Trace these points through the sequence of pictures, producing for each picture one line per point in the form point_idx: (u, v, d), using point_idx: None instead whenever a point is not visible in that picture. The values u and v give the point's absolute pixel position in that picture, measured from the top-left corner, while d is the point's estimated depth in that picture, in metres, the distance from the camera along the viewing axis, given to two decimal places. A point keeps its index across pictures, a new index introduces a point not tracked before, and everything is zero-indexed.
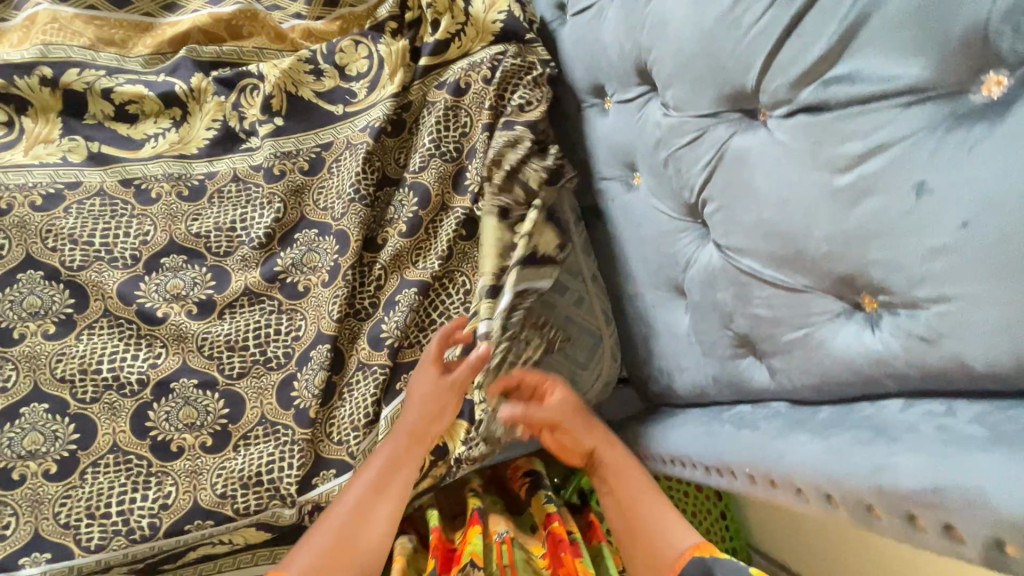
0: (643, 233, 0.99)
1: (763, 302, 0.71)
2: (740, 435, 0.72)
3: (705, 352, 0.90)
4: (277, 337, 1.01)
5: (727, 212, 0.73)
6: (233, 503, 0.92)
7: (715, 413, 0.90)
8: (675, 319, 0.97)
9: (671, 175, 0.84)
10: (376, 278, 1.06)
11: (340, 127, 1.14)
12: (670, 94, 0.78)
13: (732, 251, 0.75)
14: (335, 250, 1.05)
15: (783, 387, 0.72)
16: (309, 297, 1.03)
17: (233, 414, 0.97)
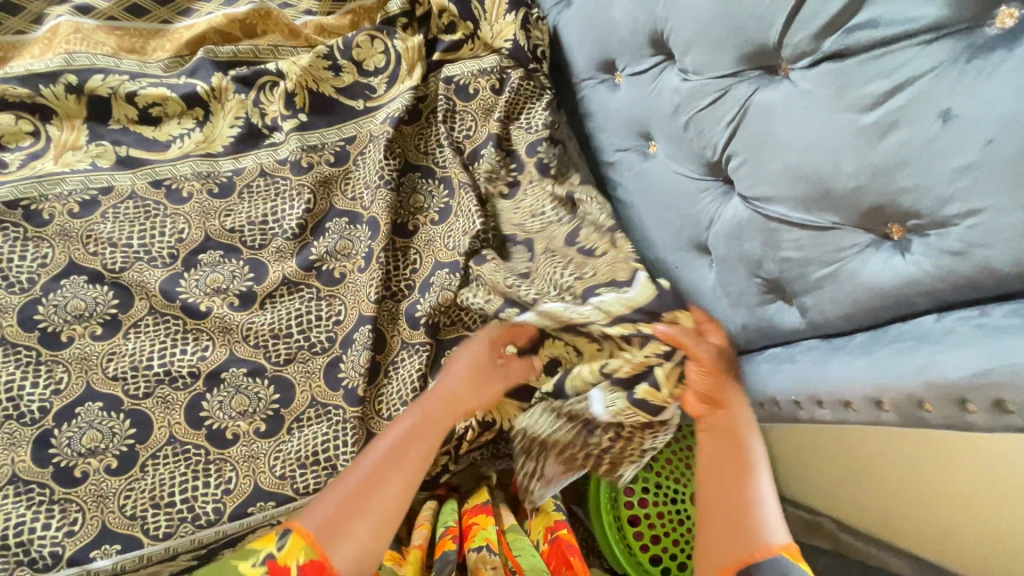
0: (661, 198, 1.04)
1: (793, 244, 0.76)
2: (779, 368, 0.78)
3: (734, 304, 0.95)
4: (319, 323, 1.04)
5: (753, 164, 0.78)
6: (292, 483, 0.94)
7: (746, 359, 0.95)
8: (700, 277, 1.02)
9: (692, 137, 0.89)
10: (411, 262, 1.09)
11: (362, 123, 1.18)
12: (689, 59, 0.83)
13: (758, 201, 0.80)
14: (369, 236, 1.08)
15: (816, 323, 0.78)
16: (346, 282, 1.06)
17: (284, 399, 0.99)
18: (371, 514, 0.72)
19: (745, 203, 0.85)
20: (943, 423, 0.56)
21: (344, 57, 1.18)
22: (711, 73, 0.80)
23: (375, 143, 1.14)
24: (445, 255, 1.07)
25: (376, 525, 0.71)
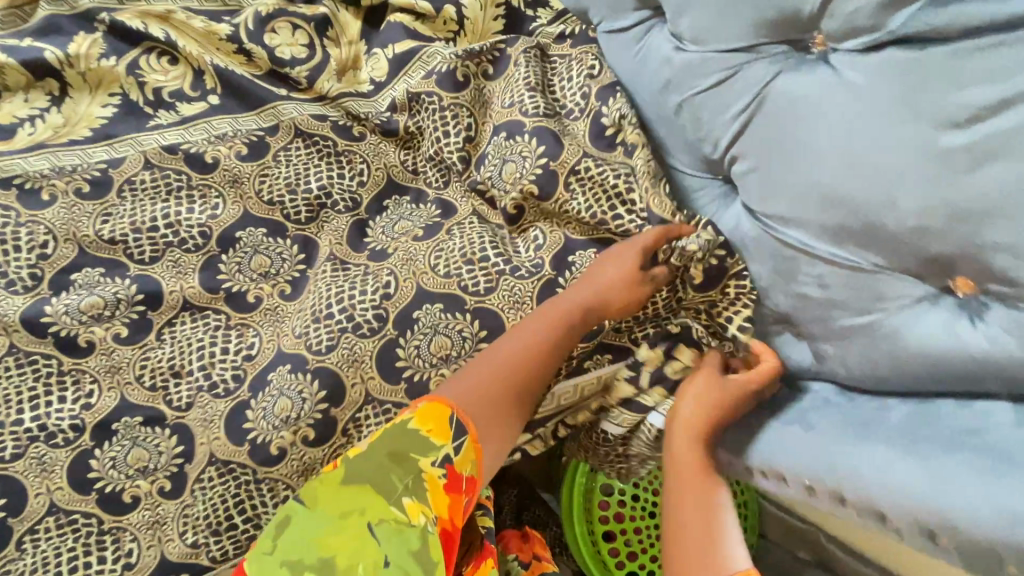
0: None
1: (810, 280, 0.59)
2: (787, 431, 0.63)
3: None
4: (223, 358, 0.84)
5: (766, 172, 0.59)
6: (206, 551, 0.78)
7: None
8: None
9: (687, 127, 0.68)
10: (342, 290, 0.84)
11: (281, 112, 0.93)
12: (683, 24, 0.62)
13: (771, 220, 0.61)
14: (300, 259, 0.89)
15: (832, 373, 0.63)
16: (262, 309, 0.87)
17: (188, 451, 0.81)
18: (494, 437, 0.67)
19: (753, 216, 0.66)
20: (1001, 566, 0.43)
21: (252, 39, 0.92)
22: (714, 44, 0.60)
23: (307, 144, 0.92)
24: (383, 288, 0.84)
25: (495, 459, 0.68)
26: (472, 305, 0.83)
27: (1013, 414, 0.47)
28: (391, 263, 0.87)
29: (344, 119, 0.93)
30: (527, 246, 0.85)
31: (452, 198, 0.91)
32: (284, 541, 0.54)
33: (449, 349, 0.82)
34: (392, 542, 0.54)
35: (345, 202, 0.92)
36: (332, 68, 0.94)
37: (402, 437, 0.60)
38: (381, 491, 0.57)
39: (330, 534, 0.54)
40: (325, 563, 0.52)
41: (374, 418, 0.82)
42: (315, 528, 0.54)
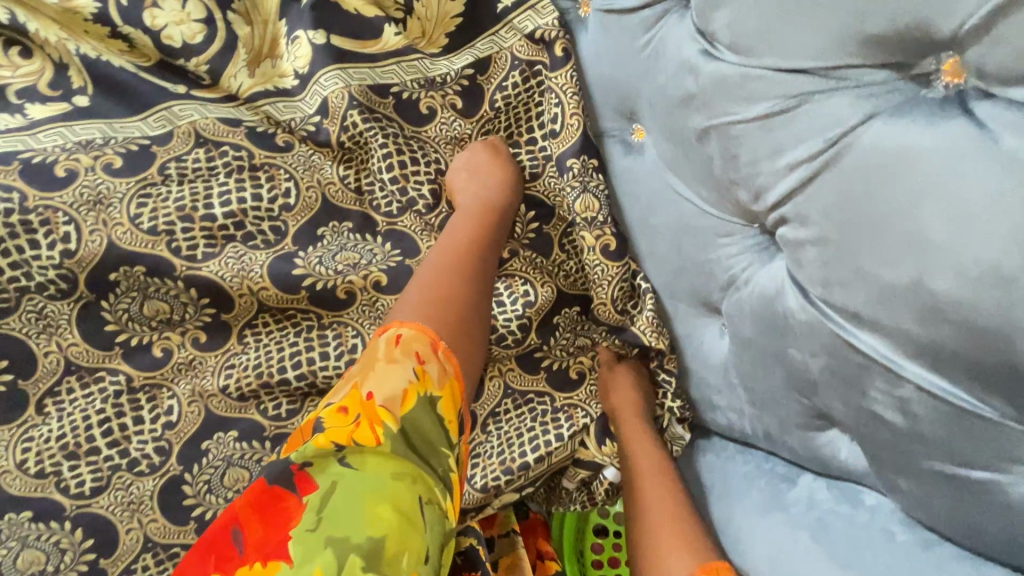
0: (652, 218, 0.68)
1: (887, 401, 0.45)
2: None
3: (752, 402, 0.63)
4: (139, 429, 0.69)
5: (837, 248, 0.45)
6: None
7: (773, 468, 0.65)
8: (699, 339, 0.70)
9: (716, 162, 0.53)
10: (286, 339, 0.74)
11: (178, 116, 0.75)
12: (739, 28, 0.48)
13: (834, 309, 0.46)
14: (206, 300, 0.73)
15: (901, 500, 0.50)
16: (174, 365, 0.71)
17: (105, 545, 0.65)
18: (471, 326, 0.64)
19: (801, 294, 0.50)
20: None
21: (123, 18, 0.73)
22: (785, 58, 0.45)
23: (206, 157, 0.74)
24: (350, 351, 0.74)
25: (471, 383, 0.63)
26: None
27: None
28: (350, 315, 0.76)
29: (262, 125, 0.77)
30: (510, 298, 0.77)
31: (407, 231, 0.78)
32: (334, 500, 0.47)
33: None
34: (428, 528, 0.49)
35: (263, 234, 0.75)
36: (243, 56, 0.78)
37: (420, 421, 0.54)
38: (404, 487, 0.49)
39: (378, 497, 0.47)
40: (376, 542, 0.45)
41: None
42: (367, 485, 0.48)
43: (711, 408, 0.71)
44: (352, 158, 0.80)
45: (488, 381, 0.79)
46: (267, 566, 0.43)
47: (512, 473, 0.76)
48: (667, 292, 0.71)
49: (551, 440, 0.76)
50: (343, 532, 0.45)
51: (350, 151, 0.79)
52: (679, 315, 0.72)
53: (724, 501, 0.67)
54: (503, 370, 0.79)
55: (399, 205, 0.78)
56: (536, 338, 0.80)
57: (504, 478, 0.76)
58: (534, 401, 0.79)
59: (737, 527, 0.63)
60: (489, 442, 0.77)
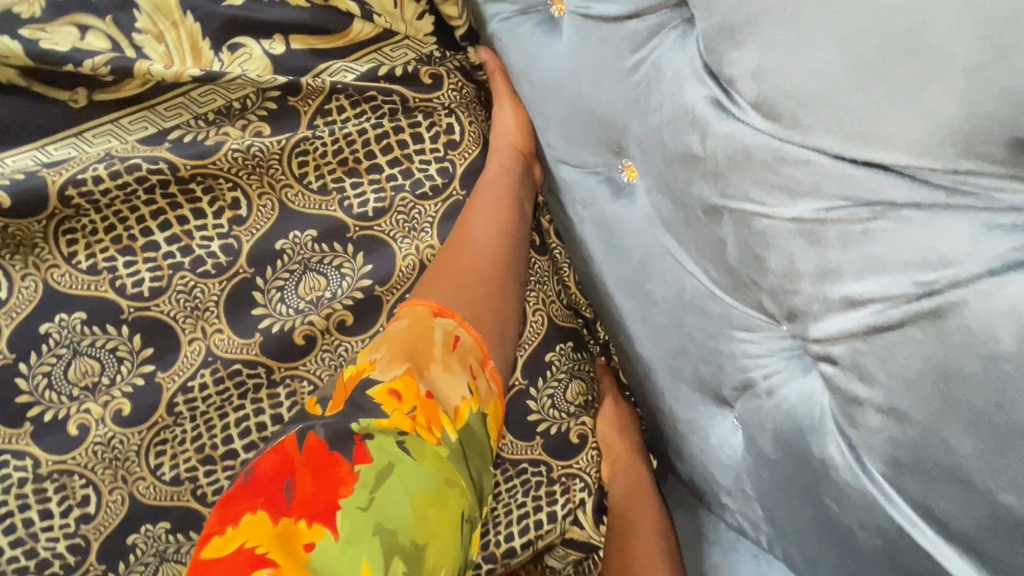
0: (649, 287, 0.55)
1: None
2: None
3: (769, 519, 0.52)
4: (46, 526, 0.58)
5: (928, 445, 0.36)
6: None
7: None
8: (707, 433, 0.57)
9: (732, 251, 0.43)
10: (230, 402, 0.62)
11: (91, 141, 0.60)
12: (777, 90, 0.37)
13: (915, 508, 0.38)
14: (147, 353, 0.61)
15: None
16: (93, 443, 0.59)
17: None
18: (499, 309, 0.63)
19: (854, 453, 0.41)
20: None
21: None
22: (848, 145, 0.35)
23: (107, 171, 0.59)
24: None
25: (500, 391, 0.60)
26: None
27: None
28: (308, 365, 0.64)
29: (191, 132, 0.62)
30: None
31: (384, 238, 0.67)
32: (387, 484, 0.45)
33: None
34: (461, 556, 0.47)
35: (213, 256, 0.63)
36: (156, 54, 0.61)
37: (474, 443, 0.53)
38: (458, 504, 0.48)
39: (429, 496, 0.46)
40: (417, 549, 0.44)
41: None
42: (419, 486, 0.46)
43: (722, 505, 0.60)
44: (307, 149, 0.65)
45: None
46: (313, 532, 0.42)
47: (495, 561, 0.65)
48: (667, 370, 0.57)
49: (542, 522, 0.67)
50: (393, 520, 0.44)
51: (312, 143, 0.65)
52: (679, 397, 0.58)
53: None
54: None
55: (376, 207, 0.67)
56: (521, 378, 0.71)
57: (485, 567, 0.65)
58: (529, 472, 0.69)
59: None
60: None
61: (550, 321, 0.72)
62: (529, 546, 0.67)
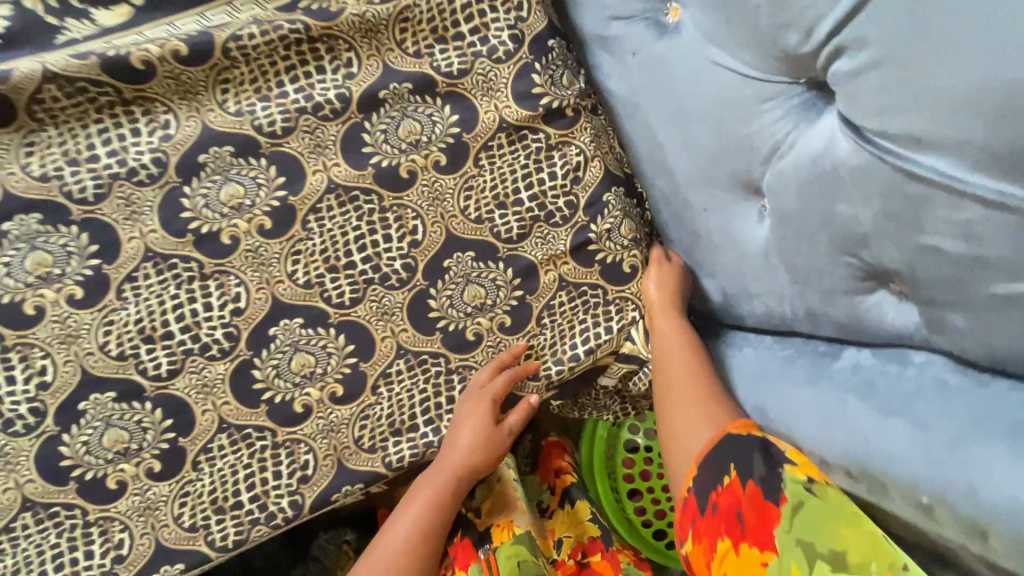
0: (687, 101, 0.66)
1: (950, 229, 0.44)
2: (856, 409, 0.54)
3: (794, 282, 0.63)
4: (208, 317, 0.73)
5: (899, 72, 0.44)
6: (206, 535, 0.74)
7: (810, 353, 0.65)
8: (740, 228, 0.69)
9: (765, 13, 0.53)
10: (349, 223, 0.76)
11: (239, 9, 0.73)
12: None
13: (895, 143, 0.45)
14: (279, 182, 0.74)
15: (958, 351, 0.48)
16: (242, 251, 0.74)
17: (179, 424, 0.73)
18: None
19: (852, 134, 0.49)
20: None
21: None
22: None
23: (259, 31, 0.72)
24: (410, 233, 0.77)
25: None
26: (506, 253, 0.79)
27: None
28: (411, 197, 0.76)
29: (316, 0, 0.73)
30: (563, 169, 0.79)
31: (467, 94, 0.77)
32: None
33: (484, 297, 0.79)
34: None
35: (330, 103, 0.74)
36: None
37: None
38: None
39: None
40: None
41: (405, 371, 0.77)
42: None
43: (751, 298, 0.72)
44: (409, 17, 0.75)
45: (544, 275, 0.80)
46: None
47: (562, 364, 0.80)
48: (707, 180, 0.70)
49: (601, 334, 0.81)
50: None
51: (412, 13, 0.75)
52: (715, 206, 0.71)
53: (763, 381, 0.67)
54: (557, 263, 0.80)
55: (460, 68, 0.76)
56: (584, 216, 0.80)
57: (555, 369, 0.80)
58: (589, 293, 0.81)
59: (774, 398, 0.64)
60: (544, 334, 0.80)
61: (607, 167, 0.79)
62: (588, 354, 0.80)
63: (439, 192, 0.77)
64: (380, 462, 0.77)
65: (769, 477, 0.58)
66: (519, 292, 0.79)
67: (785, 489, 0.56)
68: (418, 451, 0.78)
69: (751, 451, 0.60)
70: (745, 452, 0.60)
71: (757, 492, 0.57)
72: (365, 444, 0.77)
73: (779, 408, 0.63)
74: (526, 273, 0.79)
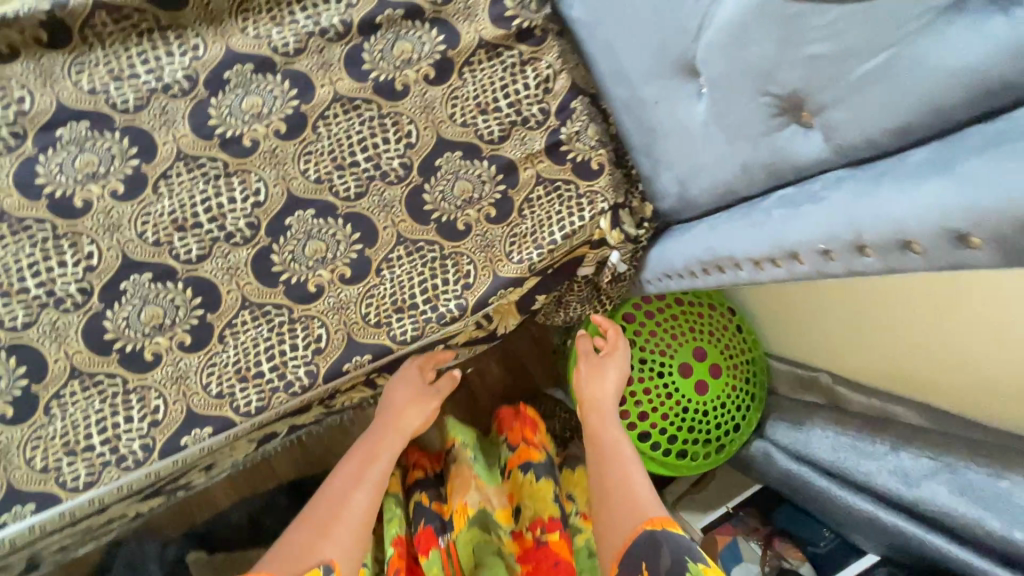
0: (636, 3, 0.83)
1: (823, 34, 0.58)
2: (770, 214, 0.66)
3: (729, 140, 0.76)
4: (232, 208, 0.85)
5: None
6: (232, 401, 0.83)
7: (746, 206, 0.77)
8: (685, 110, 0.83)
9: None
10: (352, 128, 0.88)
11: None
12: None
13: None
14: (292, 94, 0.87)
15: (843, 150, 0.62)
16: (262, 152, 0.86)
17: (207, 302, 0.84)
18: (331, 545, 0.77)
19: None
20: (996, 259, 0.44)
21: None
22: None
23: None
24: (406, 137, 0.89)
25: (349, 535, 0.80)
26: (489, 153, 0.91)
27: (932, 150, 0.51)
28: (405, 106, 0.90)
29: None
30: (535, 80, 0.92)
31: (450, 19, 0.91)
32: None
33: (471, 192, 0.90)
34: None
35: (334, 27, 0.88)
36: None
37: None
38: None
39: None
40: None
41: (405, 256, 0.88)
42: None
43: (699, 172, 0.84)
44: None
45: (523, 172, 0.92)
46: None
47: (544, 248, 0.90)
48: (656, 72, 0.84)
49: (575, 222, 0.90)
50: None
51: None
52: (663, 96, 0.85)
53: (705, 232, 0.80)
54: (533, 162, 0.92)
55: None
56: (555, 120, 0.92)
57: (537, 252, 0.90)
58: (563, 188, 0.92)
59: (714, 236, 0.76)
60: (525, 224, 0.91)
61: (573, 79, 0.93)
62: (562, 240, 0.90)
63: (429, 102, 0.90)
64: (386, 335, 0.87)
65: (673, 569, 0.67)
66: (502, 187, 0.91)
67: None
68: (419, 326, 0.88)
69: (668, 546, 0.70)
70: (659, 544, 0.71)
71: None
72: (372, 320, 0.87)
73: (719, 240, 0.74)
74: (507, 171, 0.91)
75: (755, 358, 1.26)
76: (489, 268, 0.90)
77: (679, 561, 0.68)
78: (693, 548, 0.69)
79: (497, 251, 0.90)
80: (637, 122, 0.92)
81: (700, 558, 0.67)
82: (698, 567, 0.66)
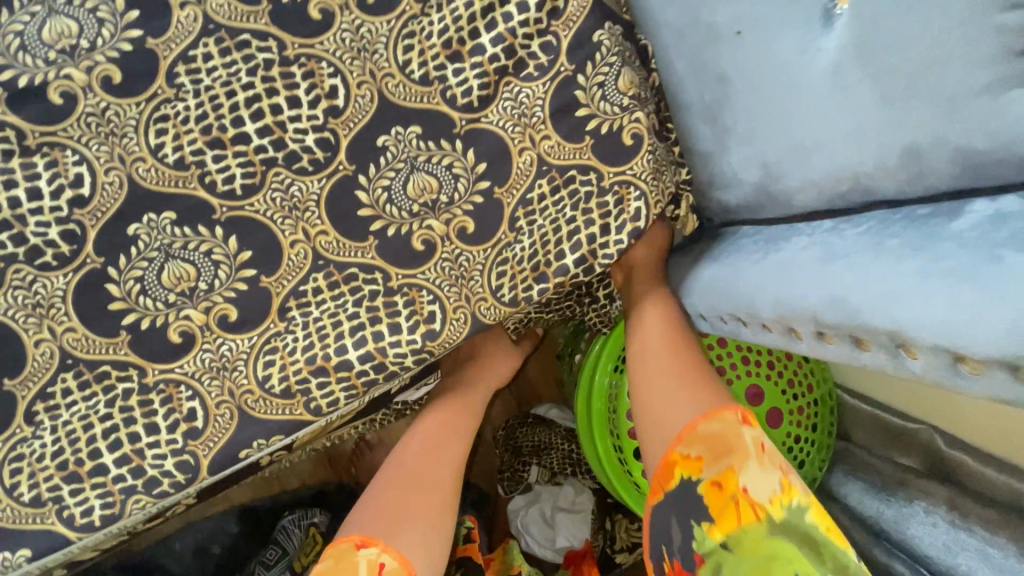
0: None
1: None
2: (1001, 264, 0.34)
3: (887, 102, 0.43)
4: (36, 207, 0.52)
5: None
6: (60, 509, 0.52)
7: (900, 221, 0.44)
8: (796, 45, 0.47)
9: None
10: (237, 77, 0.54)
11: None
12: None
13: None
14: (131, 17, 0.52)
15: None
16: (81, 114, 0.52)
17: (4, 360, 0.52)
18: (415, 522, 0.57)
19: None
20: None
21: None
22: None
23: None
24: (327, 97, 0.55)
25: (421, 542, 0.57)
26: (465, 128, 0.57)
27: None
28: (325, 44, 0.55)
29: None
30: None
31: None
32: None
33: (436, 192, 0.57)
34: None
35: None
36: None
37: None
38: None
39: None
40: None
41: (326, 288, 0.56)
42: None
43: (806, 154, 0.49)
44: None
45: (517, 157, 0.57)
46: None
47: (548, 281, 0.57)
48: None
49: (598, 232, 0.57)
50: None
51: None
52: (756, 19, 0.50)
53: (809, 271, 0.47)
54: (534, 137, 0.57)
55: None
56: (568, 64, 0.57)
57: (539, 290, 0.57)
58: (578, 180, 0.57)
59: (845, 280, 0.43)
60: (521, 244, 0.57)
61: None
62: (579, 262, 0.57)
63: (364, 33, 0.55)
64: (301, 408, 0.55)
65: (683, 546, 0.53)
66: (485, 183, 0.57)
67: (694, 545, 0.52)
68: (357, 393, 0.56)
69: (672, 513, 0.55)
70: (665, 513, 0.56)
71: (676, 564, 0.54)
72: (275, 388, 0.55)
73: (868, 291, 0.41)
74: (491, 152, 0.57)
75: (820, 398, 0.94)
76: (464, 309, 0.57)
77: (683, 529, 0.54)
78: (692, 493, 0.53)
79: (477, 286, 0.57)
80: (699, 67, 0.57)
81: (701, 514, 0.53)
82: (703, 529, 0.52)
